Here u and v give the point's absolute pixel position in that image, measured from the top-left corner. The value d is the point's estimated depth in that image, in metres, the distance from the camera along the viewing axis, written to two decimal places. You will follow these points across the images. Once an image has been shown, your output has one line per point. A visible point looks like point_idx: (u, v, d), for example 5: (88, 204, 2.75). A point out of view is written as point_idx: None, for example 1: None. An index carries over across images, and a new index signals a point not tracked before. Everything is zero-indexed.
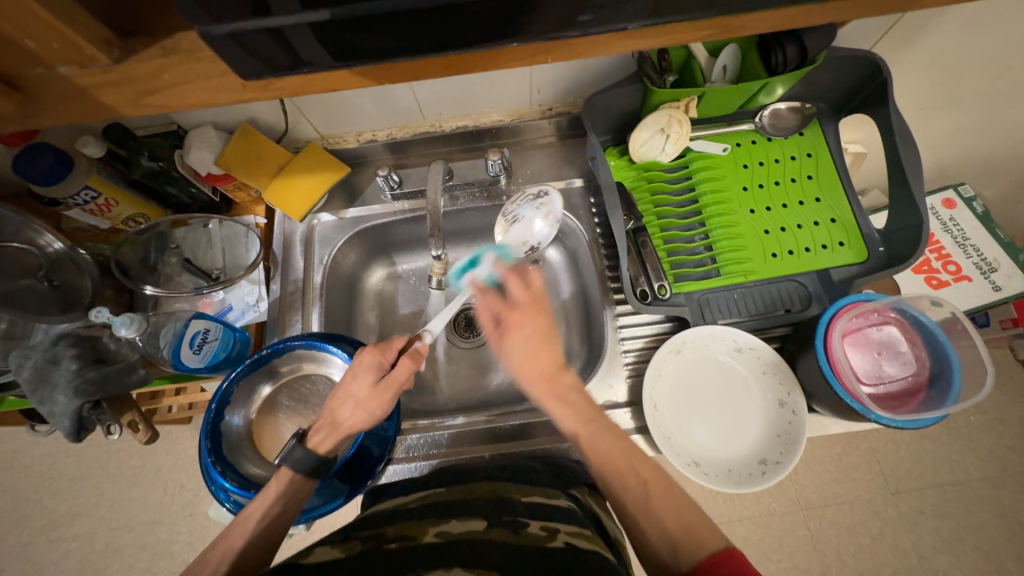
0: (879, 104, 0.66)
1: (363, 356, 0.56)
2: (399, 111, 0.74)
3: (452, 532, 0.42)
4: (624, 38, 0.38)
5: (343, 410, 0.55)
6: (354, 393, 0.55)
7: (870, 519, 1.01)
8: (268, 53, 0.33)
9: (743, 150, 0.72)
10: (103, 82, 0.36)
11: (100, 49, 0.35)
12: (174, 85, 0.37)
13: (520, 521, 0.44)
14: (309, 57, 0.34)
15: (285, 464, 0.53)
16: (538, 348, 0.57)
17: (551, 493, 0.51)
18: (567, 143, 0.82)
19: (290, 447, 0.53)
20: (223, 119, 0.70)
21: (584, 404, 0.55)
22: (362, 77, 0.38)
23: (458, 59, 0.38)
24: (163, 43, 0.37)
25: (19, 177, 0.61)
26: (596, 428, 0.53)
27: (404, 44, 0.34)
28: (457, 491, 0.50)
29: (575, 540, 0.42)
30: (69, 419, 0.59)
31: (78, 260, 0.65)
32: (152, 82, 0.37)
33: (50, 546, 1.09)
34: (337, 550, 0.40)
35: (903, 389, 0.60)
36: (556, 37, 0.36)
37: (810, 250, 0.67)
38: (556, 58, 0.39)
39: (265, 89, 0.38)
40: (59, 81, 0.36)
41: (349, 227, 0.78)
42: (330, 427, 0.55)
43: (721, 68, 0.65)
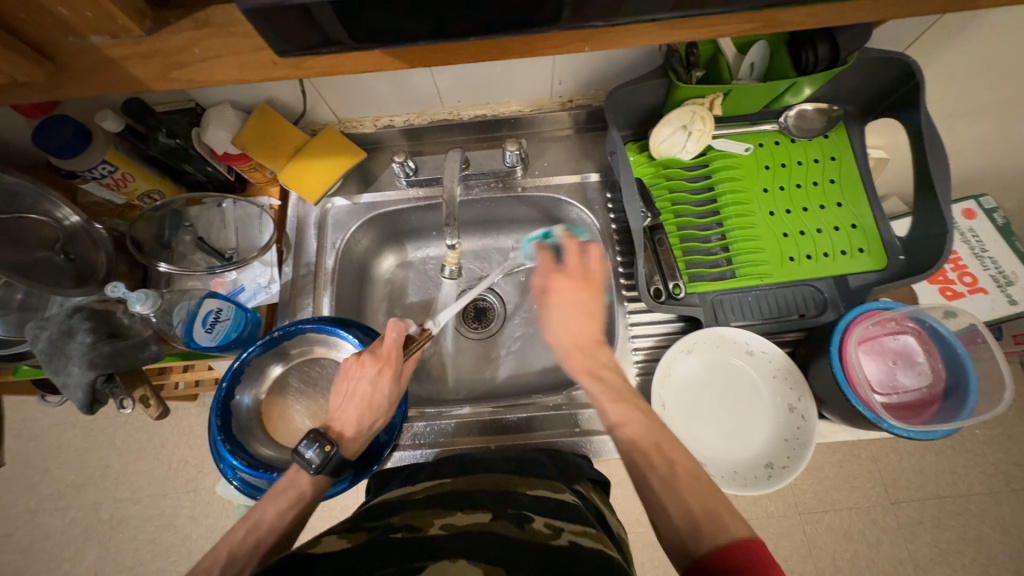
0: (909, 109, 0.64)
1: (386, 368, 0.57)
2: (417, 97, 0.73)
3: (458, 524, 0.42)
4: (665, 28, 0.37)
5: (373, 418, 0.57)
6: (383, 403, 0.57)
7: (868, 527, 1.01)
8: (302, 33, 0.33)
9: (765, 150, 0.70)
10: (136, 54, 0.36)
11: (132, 19, 0.34)
12: (202, 60, 0.37)
13: (524, 515, 0.44)
14: (340, 36, 0.34)
15: (325, 472, 0.52)
16: (580, 320, 0.61)
17: (556, 488, 0.51)
18: (584, 136, 0.81)
19: (331, 457, 0.52)
20: (241, 99, 0.70)
21: (615, 383, 0.56)
22: (390, 60, 0.37)
23: (489, 45, 0.37)
24: (195, 17, 0.36)
25: (38, 149, 0.61)
26: (627, 408, 0.53)
27: (438, 29, 0.34)
28: (463, 482, 0.50)
29: (579, 539, 0.42)
30: (82, 391, 0.59)
31: (94, 233, 0.65)
32: (183, 56, 0.36)
33: (56, 514, 1.11)
34: (343, 541, 0.41)
35: (916, 400, 0.59)
36: (595, 25, 0.35)
37: (829, 255, 0.66)
38: (591, 47, 0.38)
39: (296, 67, 0.37)
40: (90, 52, 0.35)
41: (363, 213, 0.78)
42: (362, 433, 0.57)
43: (748, 66, 0.64)
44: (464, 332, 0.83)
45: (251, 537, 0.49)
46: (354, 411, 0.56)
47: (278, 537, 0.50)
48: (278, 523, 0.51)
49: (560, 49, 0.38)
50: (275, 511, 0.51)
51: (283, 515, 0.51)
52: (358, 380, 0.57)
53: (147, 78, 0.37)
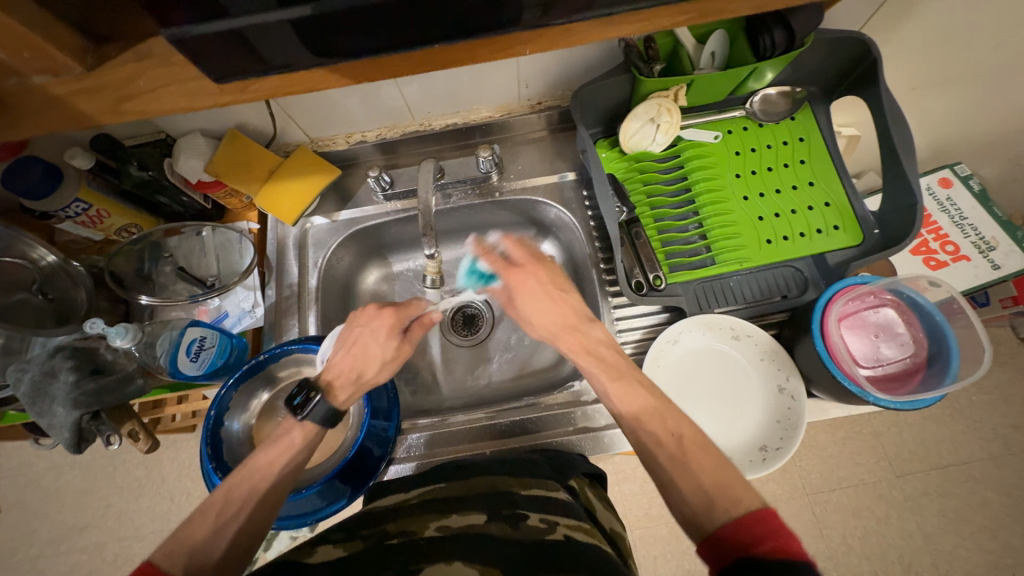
0: (869, 84, 0.65)
1: (388, 319, 0.57)
2: (387, 110, 0.73)
3: (454, 526, 0.42)
4: (606, 25, 0.37)
5: (369, 368, 0.56)
6: (380, 355, 0.56)
7: (875, 502, 1.01)
8: (241, 54, 0.33)
9: (734, 137, 0.71)
10: (82, 90, 0.36)
11: (73, 57, 0.35)
12: (150, 92, 0.37)
13: (520, 513, 0.44)
14: (285, 55, 0.34)
15: (312, 419, 0.52)
16: (548, 298, 0.56)
17: (549, 485, 0.51)
18: (557, 137, 0.81)
19: (317, 405, 0.51)
20: (210, 126, 0.70)
21: (615, 363, 0.53)
22: (341, 76, 0.38)
23: (435, 54, 0.37)
24: (136, 47, 0.37)
25: (9, 192, 0.60)
26: (626, 384, 0.51)
27: (382, 40, 0.34)
28: (456, 486, 0.50)
29: (574, 533, 0.42)
30: (69, 431, 0.58)
31: (71, 271, 0.64)
32: (128, 88, 0.37)
33: (60, 558, 1.10)
34: (339, 550, 0.41)
35: (900, 371, 0.60)
36: (537, 26, 0.36)
37: (806, 234, 0.67)
38: (536, 48, 0.38)
39: (245, 91, 0.38)
40: (35, 91, 0.35)
41: (342, 229, 0.78)
42: (353, 381, 0.55)
43: (708, 55, 0.65)
44: (454, 340, 0.83)
45: (248, 484, 0.48)
46: (350, 360, 0.56)
47: (276, 482, 0.49)
48: (272, 472, 0.49)
49: (506, 53, 0.38)
50: (272, 458, 0.50)
51: (278, 462, 0.50)
52: (357, 328, 0.57)
53: (96, 112, 0.37)
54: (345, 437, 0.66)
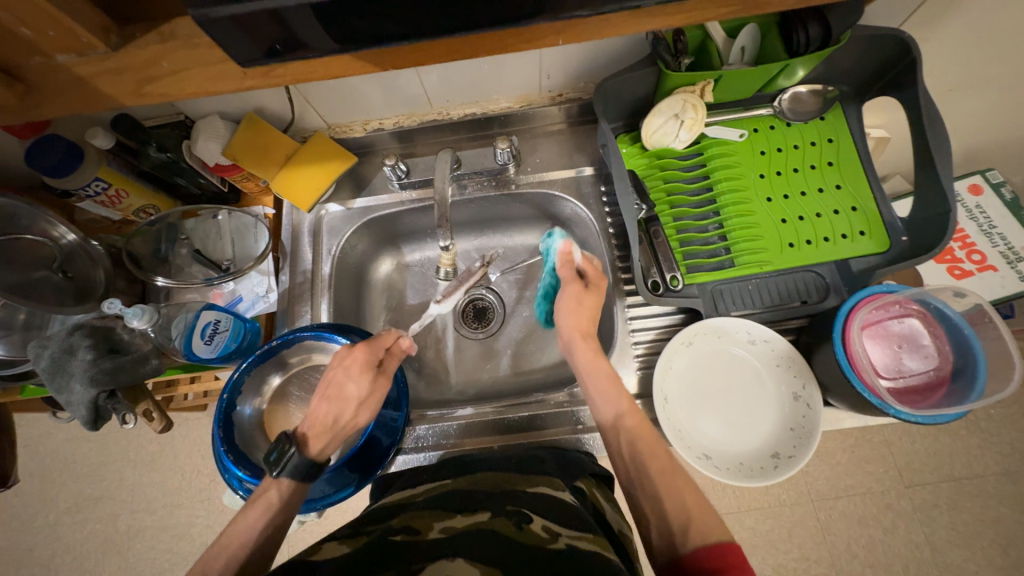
0: (906, 85, 0.63)
1: (358, 356, 0.57)
2: (405, 98, 0.73)
3: (458, 526, 0.42)
4: (637, 16, 0.36)
5: (344, 412, 0.55)
6: (355, 396, 0.56)
7: (883, 512, 1.00)
8: (259, 38, 0.32)
9: (760, 135, 0.69)
10: (103, 70, 0.36)
11: (96, 35, 0.35)
12: (170, 73, 0.37)
13: (523, 515, 0.44)
14: (308, 40, 0.34)
15: (290, 475, 0.51)
16: (587, 316, 0.60)
17: (555, 484, 0.51)
18: (577, 130, 0.80)
19: (290, 460, 0.51)
20: (229, 109, 0.70)
21: (609, 375, 0.57)
22: (366, 62, 0.37)
23: (461, 42, 0.37)
24: (160, 29, 0.36)
25: (32, 169, 0.61)
26: (630, 410, 0.54)
27: (406, 28, 0.33)
28: (463, 481, 0.50)
29: (577, 541, 0.41)
30: (86, 407, 0.59)
31: (91, 251, 0.65)
32: (147, 70, 0.37)
33: (75, 526, 1.13)
34: (344, 546, 0.41)
35: (923, 383, 0.58)
36: (565, 18, 0.35)
37: (830, 239, 0.65)
38: (564, 39, 0.38)
39: (265, 75, 0.37)
40: (61, 72, 0.36)
41: (357, 218, 0.78)
42: (329, 429, 0.54)
43: (738, 50, 0.63)
44: (464, 332, 0.83)
45: (223, 558, 0.46)
46: (324, 407, 0.55)
47: (253, 548, 0.47)
48: (249, 538, 0.47)
49: (535, 43, 0.38)
50: (246, 525, 0.48)
51: (255, 529, 0.48)
52: (329, 373, 0.57)
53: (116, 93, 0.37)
54: None
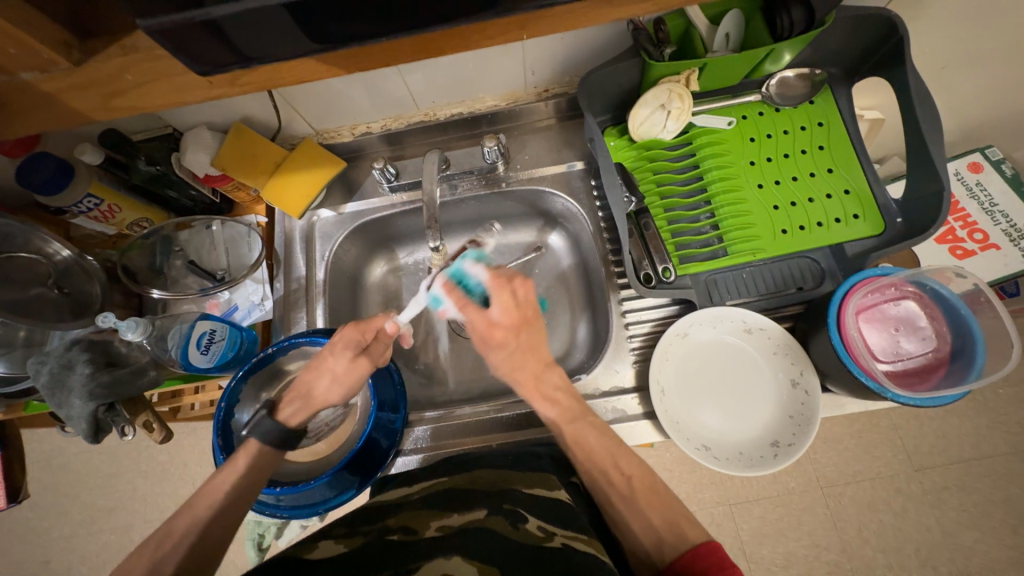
0: (894, 64, 0.62)
1: (342, 334, 0.57)
2: (391, 101, 0.73)
3: (453, 524, 0.42)
4: (599, 5, 0.36)
5: (318, 382, 0.56)
6: (333, 369, 0.56)
7: (892, 497, 0.99)
8: (223, 47, 0.32)
9: (749, 122, 0.68)
10: (68, 85, 0.36)
11: (59, 52, 0.35)
12: (137, 86, 0.37)
13: (519, 514, 0.44)
14: (274, 46, 0.33)
15: (257, 437, 0.52)
16: (522, 358, 0.56)
17: (550, 484, 0.50)
18: (566, 125, 0.79)
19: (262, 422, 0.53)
20: (216, 119, 0.70)
21: (568, 404, 0.55)
22: (332, 66, 0.37)
23: (429, 39, 0.37)
24: (122, 41, 0.36)
25: (24, 187, 0.62)
26: (580, 425, 0.54)
27: (371, 28, 0.33)
28: (460, 480, 0.50)
29: (572, 541, 0.41)
30: (86, 421, 0.60)
31: (86, 267, 0.66)
32: (118, 83, 0.37)
33: (89, 538, 1.15)
34: (341, 546, 0.42)
35: (921, 366, 0.57)
36: (531, 10, 0.34)
37: (823, 224, 0.64)
38: (528, 33, 0.38)
39: (234, 82, 0.37)
40: (23, 88, 0.36)
41: (349, 222, 0.78)
42: (302, 397, 0.56)
43: (722, 37, 0.62)
44: (461, 332, 0.83)
45: (187, 518, 0.47)
46: (301, 377, 0.57)
47: (218, 509, 0.48)
48: (215, 499, 0.48)
49: (501, 37, 0.38)
50: (217, 484, 0.49)
51: (223, 492, 0.49)
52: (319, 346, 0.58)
53: (86, 108, 0.37)
54: (353, 430, 0.67)
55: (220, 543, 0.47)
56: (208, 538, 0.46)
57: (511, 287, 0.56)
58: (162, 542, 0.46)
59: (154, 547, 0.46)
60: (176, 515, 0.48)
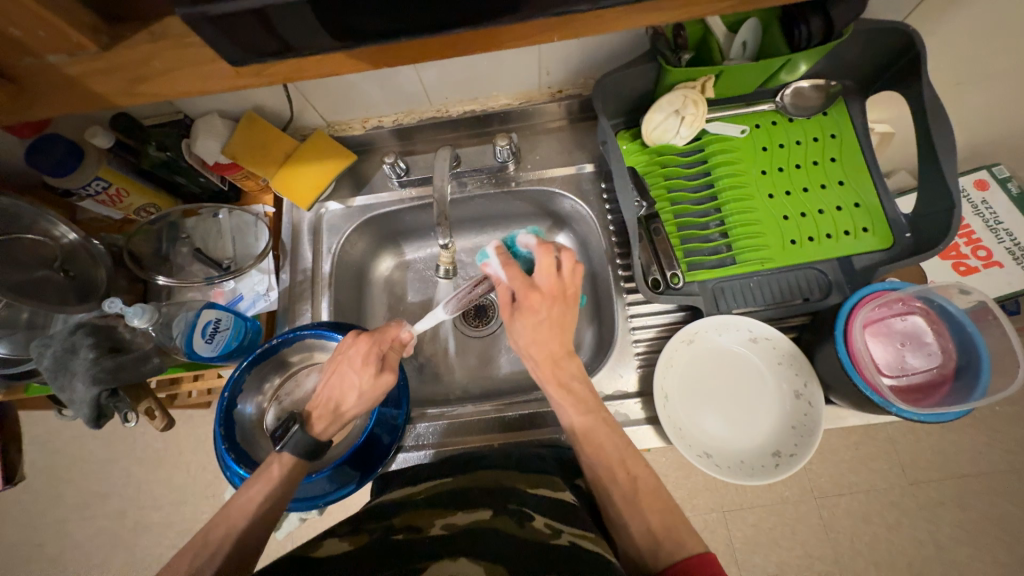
0: (910, 79, 0.62)
1: (364, 347, 0.57)
2: (404, 96, 0.72)
3: (458, 523, 0.43)
4: (630, 12, 0.36)
5: (344, 397, 0.56)
6: (358, 384, 0.56)
7: (887, 509, 0.99)
8: (252, 37, 0.32)
9: (762, 131, 0.68)
10: (94, 70, 0.36)
11: (87, 36, 0.34)
12: (162, 73, 0.37)
13: (525, 512, 0.44)
14: (302, 36, 0.33)
15: (289, 451, 0.53)
16: (549, 334, 0.56)
17: (556, 485, 0.51)
18: (577, 126, 0.79)
19: (291, 437, 0.53)
20: (228, 107, 0.70)
21: (585, 395, 0.56)
22: (359, 61, 0.37)
23: (458, 40, 0.37)
24: (151, 28, 0.36)
25: (33, 168, 0.61)
26: (593, 420, 0.54)
27: (401, 25, 0.33)
28: (464, 480, 0.51)
29: (579, 539, 0.41)
30: (88, 406, 0.59)
31: (92, 250, 0.66)
32: (142, 69, 0.37)
33: (82, 523, 1.15)
34: (345, 543, 0.41)
35: (926, 381, 0.57)
36: (561, 12, 0.34)
37: (832, 236, 0.64)
38: (561, 35, 0.37)
39: (259, 73, 0.37)
40: (48, 71, 0.35)
41: (357, 216, 0.78)
42: (330, 411, 0.56)
43: (739, 46, 0.62)
44: (465, 331, 0.83)
45: (223, 526, 0.49)
46: (326, 390, 0.56)
47: (255, 517, 0.49)
48: (251, 508, 0.50)
49: (530, 39, 0.38)
50: (251, 495, 0.50)
51: (257, 502, 0.50)
52: (338, 358, 0.57)
53: (110, 93, 0.37)
54: (354, 424, 0.67)
55: (252, 549, 0.48)
56: (244, 545, 0.48)
57: (556, 254, 0.56)
58: (198, 552, 0.47)
59: (188, 555, 0.47)
60: (211, 525, 0.49)
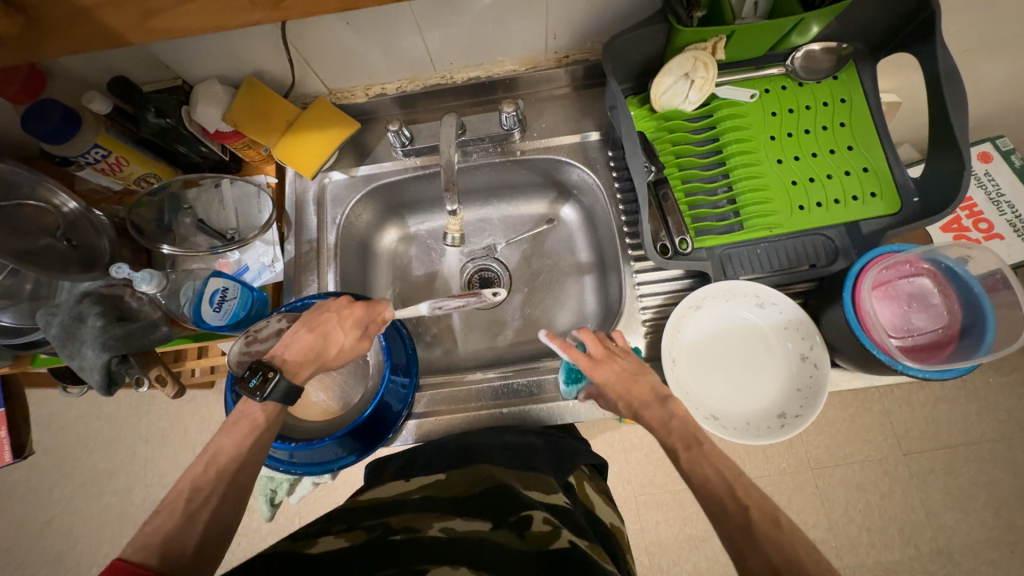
0: (923, 39, 0.61)
1: (358, 314, 0.58)
2: (407, 61, 0.71)
3: (457, 529, 0.45)
4: None
5: (326, 350, 0.56)
6: (344, 342, 0.57)
7: (880, 478, 1.02)
8: None
9: (772, 96, 0.68)
10: (105, 1, 0.34)
11: None
12: (176, 7, 0.35)
13: (524, 521, 0.46)
14: None
15: (273, 399, 0.51)
16: (631, 384, 0.55)
17: (550, 486, 0.54)
18: (583, 94, 0.78)
19: (274, 383, 0.51)
20: (228, 73, 0.68)
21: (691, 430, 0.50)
22: None
23: None
24: None
25: (30, 134, 0.60)
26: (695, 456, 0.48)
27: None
28: (459, 475, 0.54)
29: (577, 540, 0.45)
30: (99, 373, 0.60)
31: (94, 220, 0.64)
32: (155, 1, 0.35)
33: (90, 499, 1.16)
34: (341, 540, 0.44)
35: (932, 341, 0.58)
36: None
37: (840, 201, 0.64)
38: None
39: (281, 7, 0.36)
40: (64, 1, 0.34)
41: (360, 186, 0.77)
42: (310, 362, 0.55)
43: (752, 5, 0.63)
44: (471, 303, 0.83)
45: (213, 468, 0.48)
46: (309, 339, 0.56)
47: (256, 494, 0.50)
48: (239, 451, 0.49)
49: None
50: (233, 442, 0.50)
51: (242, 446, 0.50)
52: (327, 313, 0.58)
53: (121, 26, 0.36)
54: (366, 390, 0.67)
55: (228, 529, 0.47)
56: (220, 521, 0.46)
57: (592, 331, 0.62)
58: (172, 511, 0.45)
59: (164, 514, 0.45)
60: (173, 496, 0.46)
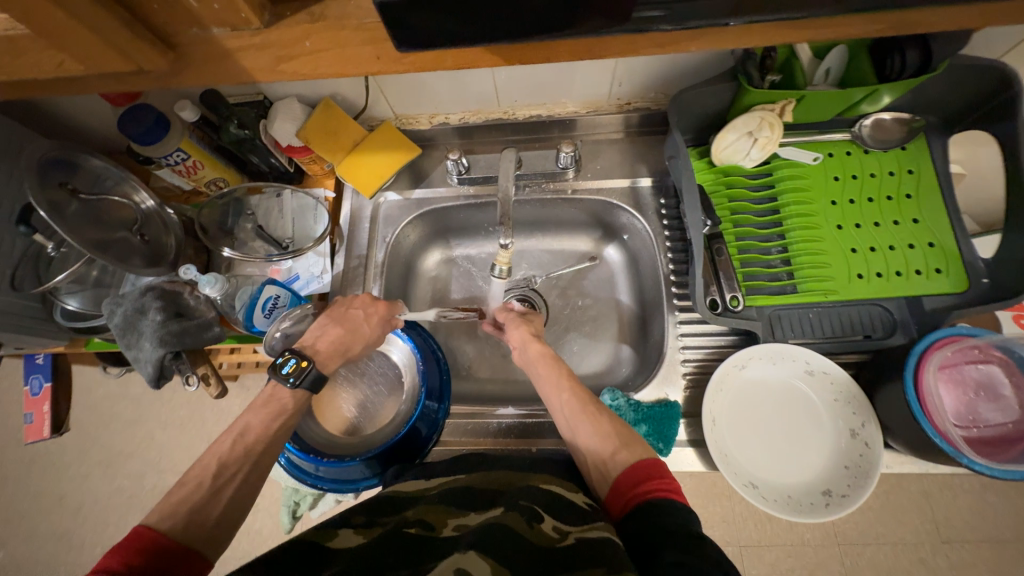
0: (1004, 121, 0.59)
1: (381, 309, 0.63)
2: (474, 95, 0.73)
3: (469, 524, 0.44)
4: (741, 34, 0.38)
5: (352, 343, 0.60)
6: (369, 334, 0.61)
7: (914, 566, 0.94)
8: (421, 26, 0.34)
9: (835, 160, 0.67)
10: (252, 45, 0.38)
11: (253, 11, 0.36)
12: (311, 53, 0.38)
13: (535, 512, 0.44)
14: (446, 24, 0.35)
15: (304, 387, 0.53)
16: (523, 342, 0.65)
17: (569, 486, 0.51)
18: (638, 139, 0.79)
19: (308, 371, 0.53)
20: (307, 93, 0.72)
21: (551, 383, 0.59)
22: (490, 54, 0.39)
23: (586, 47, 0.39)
24: (311, 9, 0.37)
25: (122, 135, 0.64)
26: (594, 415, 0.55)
27: (549, 20, 0.35)
28: (476, 478, 0.53)
29: (586, 534, 0.41)
30: (152, 366, 0.62)
31: (165, 217, 0.68)
32: (296, 48, 0.38)
33: (105, 479, 1.18)
34: (358, 537, 0.45)
35: (1000, 436, 0.54)
36: (703, 25, 0.36)
37: (902, 274, 0.62)
38: (700, 46, 0.39)
39: (398, 61, 0.39)
40: (210, 44, 0.37)
41: (413, 208, 0.79)
42: (338, 354, 0.58)
43: (823, 72, 0.61)
44: None
45: (239, 446, 0.49)
46: (339, 331, 0.59)
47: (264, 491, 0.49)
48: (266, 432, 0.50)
49: (662, 48, 0.39)
50: (260, 420, 0.51)
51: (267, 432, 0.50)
52: (357, 307, 0.62)
53: (255, 69, 0.39)
54: (398, 412, 0.67)
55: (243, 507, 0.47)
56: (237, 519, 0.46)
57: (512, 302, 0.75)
58: (191, 491, 0.45)
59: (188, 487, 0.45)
60: (192, 469, 0.47)
